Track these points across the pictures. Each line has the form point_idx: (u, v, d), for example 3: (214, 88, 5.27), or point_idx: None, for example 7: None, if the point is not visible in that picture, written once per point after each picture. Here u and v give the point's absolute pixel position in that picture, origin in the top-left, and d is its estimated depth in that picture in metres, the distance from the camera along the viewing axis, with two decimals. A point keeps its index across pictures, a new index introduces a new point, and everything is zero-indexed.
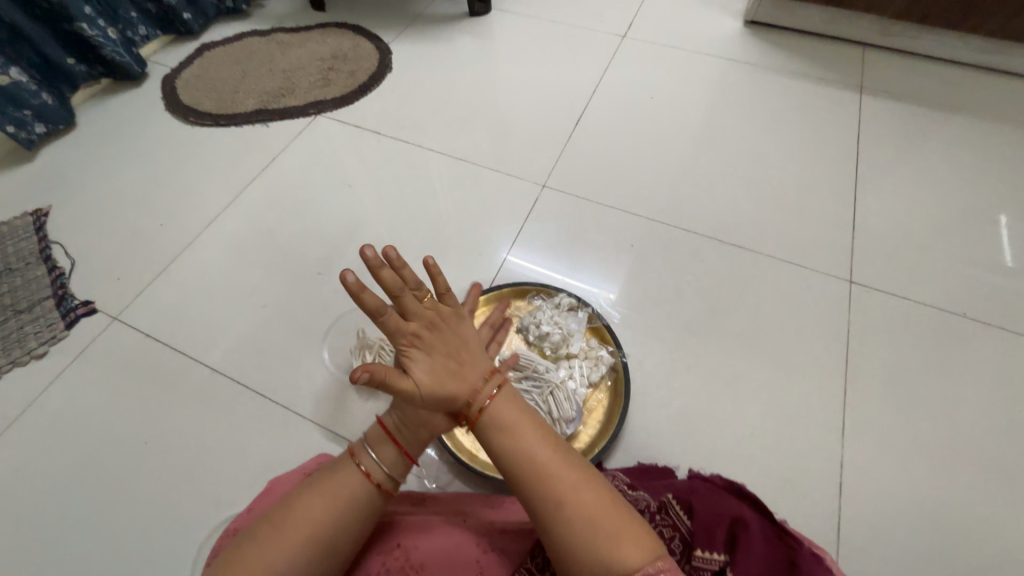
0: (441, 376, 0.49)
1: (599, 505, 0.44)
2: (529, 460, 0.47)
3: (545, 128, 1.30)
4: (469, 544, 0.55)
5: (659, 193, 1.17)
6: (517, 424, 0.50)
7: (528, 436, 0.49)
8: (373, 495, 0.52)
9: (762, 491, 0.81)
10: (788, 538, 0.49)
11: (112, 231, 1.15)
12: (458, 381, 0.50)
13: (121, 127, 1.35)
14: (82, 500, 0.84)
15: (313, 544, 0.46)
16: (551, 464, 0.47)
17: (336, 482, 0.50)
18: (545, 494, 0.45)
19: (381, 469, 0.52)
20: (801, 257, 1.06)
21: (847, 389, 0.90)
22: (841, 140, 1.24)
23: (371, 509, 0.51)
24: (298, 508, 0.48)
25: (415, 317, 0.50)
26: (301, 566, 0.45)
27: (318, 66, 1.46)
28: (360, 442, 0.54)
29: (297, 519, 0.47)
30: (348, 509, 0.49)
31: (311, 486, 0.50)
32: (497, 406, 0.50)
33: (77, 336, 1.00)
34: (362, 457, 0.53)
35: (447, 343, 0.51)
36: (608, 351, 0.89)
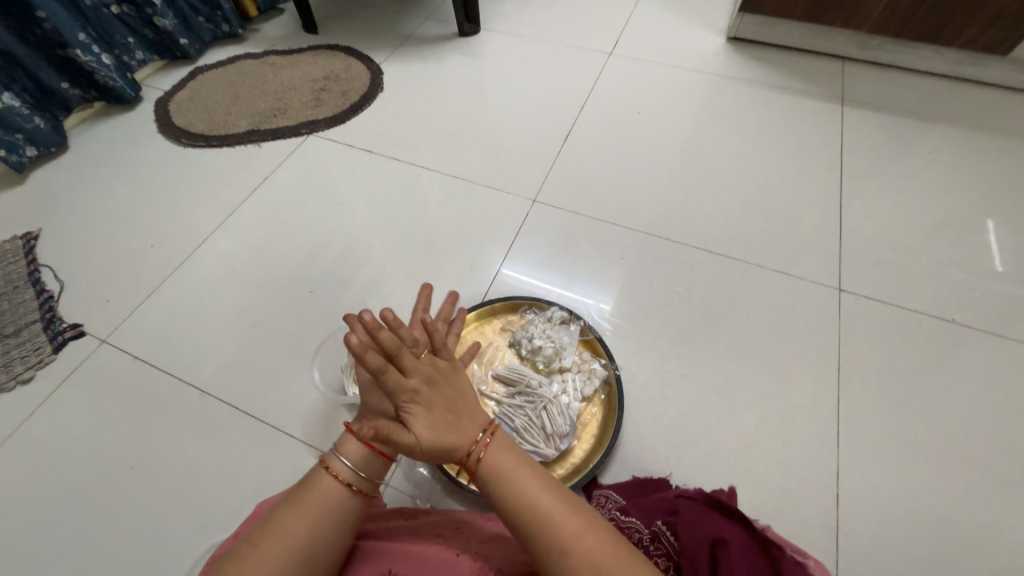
0: (442, 432, 0.48)
1: (605, 553, 0.43)
2: (528, 508, 0.46)
3: (535, 144, 1.31)
4: (461, 567, 0.54)
5: (648, 205, 1.18)
6: (515, 469, 0.48)
7: (526, 482, 0.47)
8: (351, 502, 0.51)
9: (759, 503, 0.80)
10: (770, 549, 0.47)
11: (102, 253, 1.15)
12: (459, 435, 0.48)
13: (113, 149, 1.35)
14: (65, 528, 0.82)
15: (293, 559, 0.45)
16: (550, 511, 0.45)
17: (313, 494, 0.50)
18: (549, 545, 0.44)
19: (360, 477, 0.52)
20: (790, 266, 1.07)
21: (840, 397, 0.90)
22: (825, 150, 1.26)
23: (349, 513, 0.51)
24: (275, 523, 0.47)
25: (414, 372, 0.48)
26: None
27: (310, 87, 1.48)
28: (332, 449, 0.52)
29: (276, 536, 0.46)
30: (327, 519, 0.49)
31: (290, 502, 0.49)
32: (492, 454, 0.48)
33: (65, 359, 0.99)
34: (337, 466, 0.51)
35: (446, 397, 0.49)
36: (601, 364, 0.89)
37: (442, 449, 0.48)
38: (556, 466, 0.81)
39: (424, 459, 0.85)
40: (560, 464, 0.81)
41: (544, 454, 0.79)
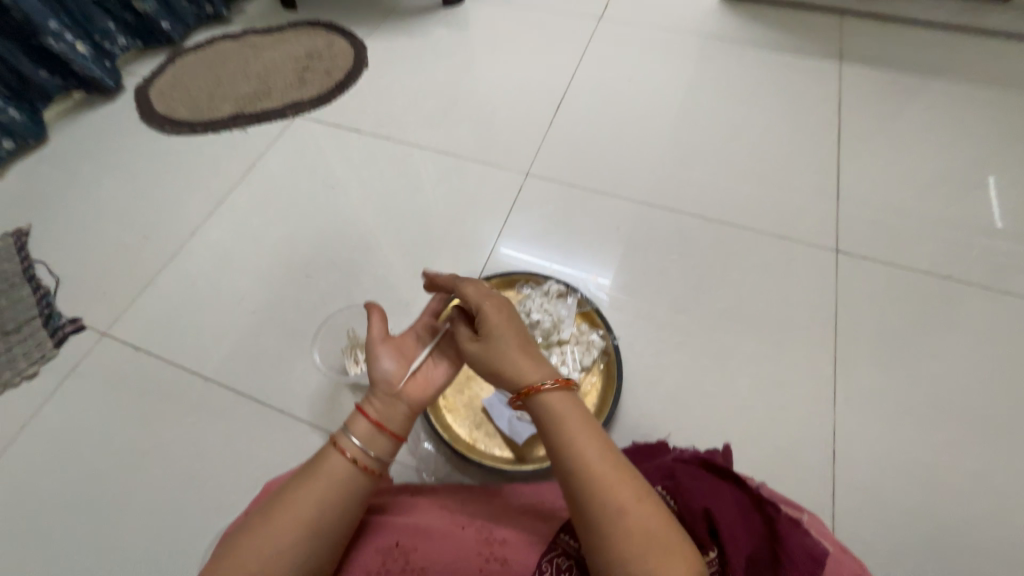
0: (510, 349, 0.55)
1: (654, 532, 0.42)
2: (585, 466, 0.46)
3: (526, 116, 1.29)
4: (471, 543, 0.55)
5: (643, 174, 1.16)
6: (570, 421, 0.49)
7: (580, 434, 0.48)
8: (360, 480, 0.53)
9: (757, 462, 0.82)
10: (766, 508, 0.48)
11: (95, 246, 1.14)
12: (527, 357, 0.54)
13: (96, 140, 1.33)
14: (83, 516, 0.84)
15: (303, 530, 0.48)
16: (609, 475, 0.45)
17: (322, 471, 0.52)
18: (601, 505, 0.44)
19: (368, 451, 0.54)
20: (787, 230, 1.06)
21: (837, 357, 0.91)
22: (823, 110, 1.24)
23: (360, 488, 0.53)
24: (287, 501, 0.49)
25: None
26: (294, 553, 0.47)
27: (293, 67, 1.44)
28: (341, 430, 0.55)
29: (288, 511, 0.48)
30: (338, 494, 0.51)
31: (300, 480, 0.51)
32: (557, 403, 0.50)
33: (68, 352, 0.99)
34: (345, 444, 0.54)
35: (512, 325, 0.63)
36: (599, 335, 0.89)
37: (512, 364, 0.54)
38: None
39: (428, 434, 0.87)
40: None
41: None
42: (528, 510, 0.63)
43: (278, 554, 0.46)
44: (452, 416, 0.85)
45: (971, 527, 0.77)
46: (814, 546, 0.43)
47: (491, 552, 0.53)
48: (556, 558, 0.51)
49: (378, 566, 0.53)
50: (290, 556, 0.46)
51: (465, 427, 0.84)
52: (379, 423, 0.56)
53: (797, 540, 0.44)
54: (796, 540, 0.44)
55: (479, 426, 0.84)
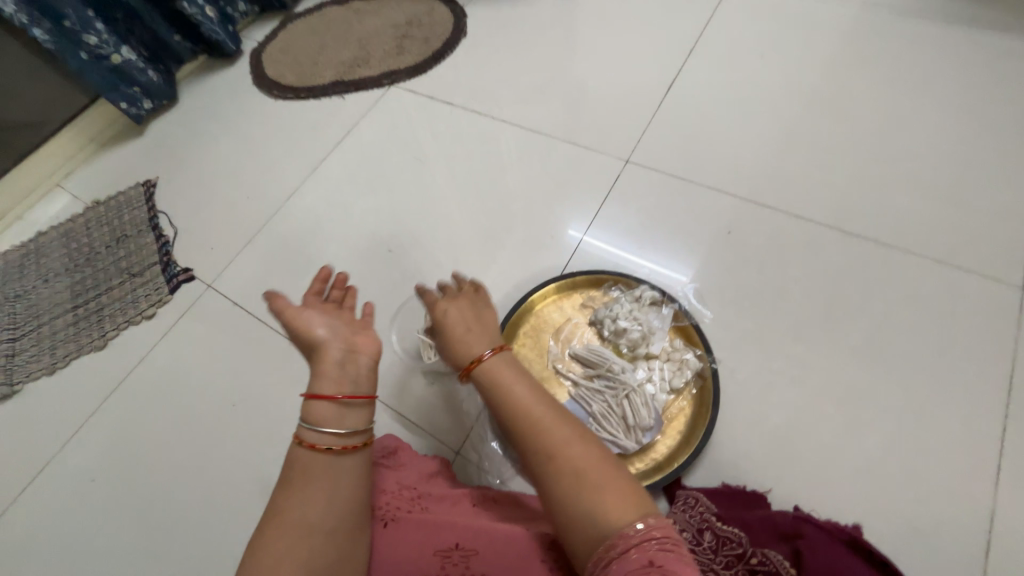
0: (465, 331, 0.58)
1: (593, 466, 0.45)
2: (525, 416, 0.50)
3: (632, 96, 1.16)
4: (532, 549, 0.54)
5: (766, 171, 0.99)
6: (505, 377, 0.53)
7: (516, 388, 0.52)
8: (349, 467, 0.51)
9: (877, 533, 0.69)
10: None
11: (207, 203, 1.22)
12: (479, 339, 0.57)
13: (215, 101, 1.42)
14: (181, 451, 0.92)
15: (312, 534, 0.46)
16: (545, 421, 0.49)
17: (303, 475, 0.50)
18: (541, 449, 0.48)
19: (341, 434, 0.52)
20: (952, 255, 0.85)
21: (1005, 424, 0.72)
22: (1021, 105, 0.97)
23: (353, 475, 0.52)
24: (283, 510, 0.47)
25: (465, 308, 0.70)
26: (311, 558, 0.45)
27: (393, 34, 1.42)
28: (302, 425, 0.52)
29: (287, 519, 0.46)
30: (332, 490, 0.49)
31: (295, 482, 0.49)
32: (491, 359, 0.54)
33: (179, 299, 1.09)
34: (315, 438, 0.51)
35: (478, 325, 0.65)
36: (695, 355, 0.79)
37: (463, 346, 0.57)
38: (635, 460, 0.75)
39: (495, 433, 0.83)
40: (639, 457, 0.75)
41: (622, 445, 0.73)
42: None
43: (313, 557, 0.45)
44: None
45: None
46: None
47: (554, 562, 0.53)
48: None
49: (438, 568, 0.52)
50: (305, 561, 0.45)
51: None
52: (342, 397, 0.53)
53: None
54: None
55: None
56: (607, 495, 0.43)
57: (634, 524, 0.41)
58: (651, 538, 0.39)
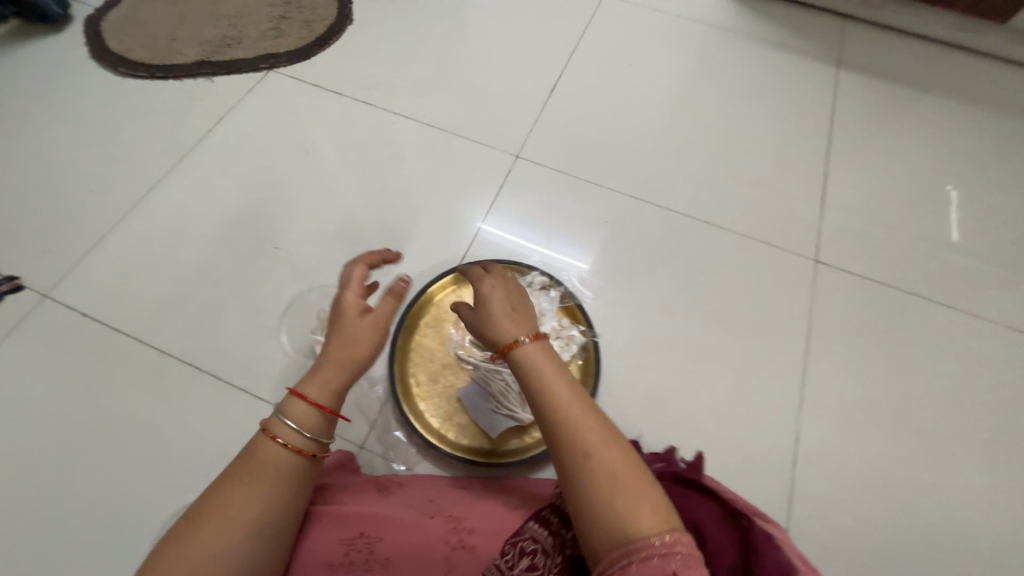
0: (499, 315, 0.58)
1: (623, 475, 0.44)
2: (561, 411, 0.48)
3: (520, 94, 1.22)
4: (436, 533, 0.58)
5: (636, 168, 1.13)
6: (543, 367, 0.51)
7: (552, 379, 0.50)
8: (295, 463, 0.51)
9: (723, 464, 0.85)
10: (742, 522, 0.49)
11: (35, 198, 1.03)
12: (514, 322, 0.57)
13: (38, 76, 1.18)
14: (21, 492, 0.78)
15: (245, 529, 0.46)
16: (579, 418, 0.47)
17: (251, 464, 0.50)
18: (572, 446, 0.46)
19: (305, 436, 0.52)
20: (772, 236, 1.06)
21: (806, 366, 0.93)
22: (816, 116, 1.23)
23: (299, 471, 0.52)
24: (216, 503, 0.47)
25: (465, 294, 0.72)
26: (242, 554, 0.45)
27: (268, 13, 1.31)
28: (272, 415, 0.53)
29: (226, 513, 0.46)
30: (275, 486, 0.49)
31: (238, 477, 0.49)
32: (529, 346, 0.53)
33: (4, 315, 0.90)
34: (279, 430, 0.52)
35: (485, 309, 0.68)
36: (580, 331, 0.88)
37: (497, 325, 0.57)
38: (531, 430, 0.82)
39: (399, 422, 0.85)
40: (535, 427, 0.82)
41: (520, 418, 0.80)
42: (486, 495, 0.67)
43: (231, 557, 0.45)
44: (426, 404, 0.83)
45: (913, 532, 0.82)
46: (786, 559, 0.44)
47: (456, 542, 0.57)
48: (523, 541, 0.56)
49: (341, 557, 0.55)
50: (236, 557, 0.45)
51: (437, 416, 0.83)
52: (316, 403, 0.54)
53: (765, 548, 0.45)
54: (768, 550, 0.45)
55: (452, 416, 0.83)
56: (636, 505, 0.42)
57: (665, 541, 0.40)
58: (681, 559, 0.38)
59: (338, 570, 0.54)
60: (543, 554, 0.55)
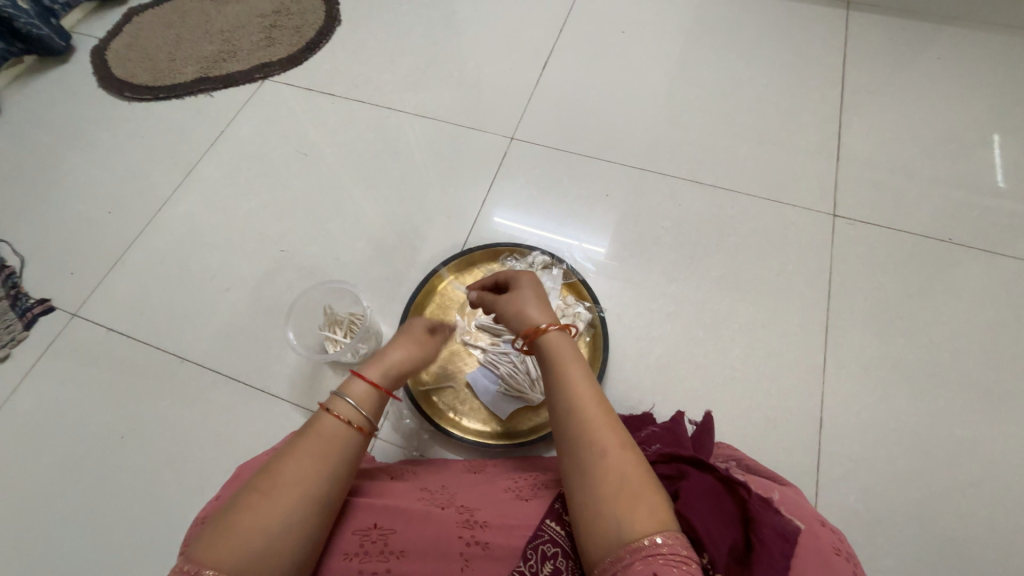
0: (529, 305, 0.61)
1: (634, 474, 0.44)
2: (583, 413, 0.49)
3: (512, 75, 1.20)
4: (450, 525, 0.53)
5: (636, 137, 1.10)
6: (573, 365, 0.53)
7: (581, 378, 0.51)
8: (357, 439, 0.52)
9: (745, 432, 0.81)
10: (736, 489, 0.46)
11: (58, 224, 1.08)
12: (539, 311, 0.60)
13: (52, 108, 1.24)
14: (62, 498, 0.82)
15: (313, 501, 0.46)
16: (601, 416, 0.48)
17: (316, 438, 0.50)
18: (591, 446, 0.47)
19: (362, 412, 0.53)
20: (783, 194, 1.01)
21: (827, 325, 0.89)
22: (826, 63, 1.16)
23: (358, 449, 0.52)
24: (274, 472, 0.47)
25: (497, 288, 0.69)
26: (302, 527, 0.45)
27: (259, 24, 1.33)
28: (334, 395, 0.53)
29: (288, 481, 0.46)
30: (334, 464, 0.49)
31: (292, 449, 0.49)
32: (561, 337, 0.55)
33: (39, 334, 0.96)
34: (339, 408, 0.52)
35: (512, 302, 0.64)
36: (585, 307, 0.87)
37: (527, 314, 0.60)
38: (542, 409, 0.82)
39: (411, 410, 0.86)
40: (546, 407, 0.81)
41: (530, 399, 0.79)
42: (510, 485, 0.63)
43: (282, 527, 0.44)
44: (436, 391, 0.84)
45: (955, 492, 0.77)
46: (783, 527, 0.42)
47: (472, 536, 0.52)
48: (542, 546, 0.50)
49: (355, 547, 0.51)
50: (298, 529, 0.44)
51: (447, 402, 0.83)
52: (374, 381, 0.57)
53: (763, 515, 0.43)
54: (763, 518, 0.43)
55: (463, 402, 0.83)
56: (641, 503, 0.42)
57: (657, 538, 0.39)
58: (669, 557, 0.38)
59: (351, 561, 0.50)
60: (564, 556, 0.50)
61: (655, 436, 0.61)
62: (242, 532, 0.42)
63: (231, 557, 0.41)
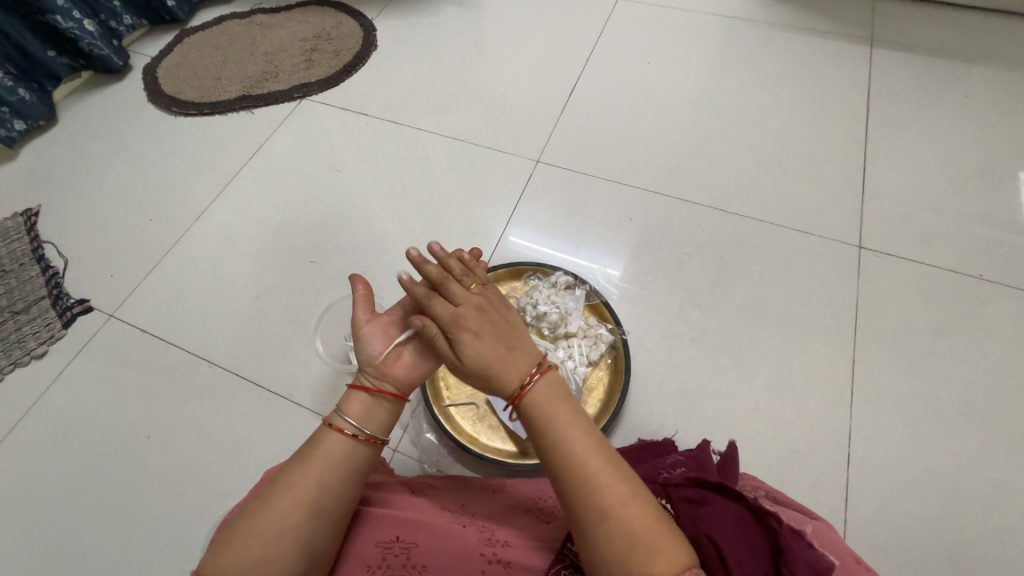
0: (486, 365, 0.49)
1: (646, 523, 0.41)
2: (580, 471, 0.44)
3: (539, 101, 1.24)
4: (473, 543, 0.53)
5: (660, 164, 1.12)
6: (560, 418, 0.47)
7: (570, 433, 0.46)
8: (359, 451, 0.52)
9: (768, 464, 0.80)
10: (766, 519, 0.44)
11: (102, 229, 1.13)
12: (502, 371, 0.48)
13: (104, 120, 1.32)
14: (86, 495, 0.84)
15: (308, 511, 0.47)
16: (599, 472, 0.44)
17: (317, 449, 0.51)
18: (592, 505, 0.43)
19: (364, 425, 0.53)
20: (807, 224, 1.01)
21: (854, 357, 0.88)
22: (850, 98, 1.17)
23: (358, 460, 0.52)
24: (278, 481, 0.49)
25: (465, 301, 0.53)
26: (298, 536, 0.46)
27: (301, 47, 1.40)
28: (337, 411, 0.54)
29: (288, 490, 0.47)
30: (335, 473, 0.50)
31: (297, 459, 0.50)
32: (540, 387, 0.47)
33: (76, 334, 0.99)
34: (341, 422, 0.52)
35: (496, 326, 0.51)
36: (608, 329, 0.87)
37: (487, 374, 0.49)
38: None
39: (431, 424, 0.86)
40: None
41: None
42: (529, 505, 0.62)
43: (279, 536, 0.45)
44: (455, 407, 0.84)
45: (992, 538, 0.74)
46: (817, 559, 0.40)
47: (493, 554, 0.51)
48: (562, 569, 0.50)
49: (377, 559, 0.51)
50: (295, 538, 0.46)
51: (467, 418, 0.83)
52: (379, 389, 0.55)
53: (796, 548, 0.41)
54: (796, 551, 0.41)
55: (483, 419, 0.83)
56: (657, 561, 0.39)
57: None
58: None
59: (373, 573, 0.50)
60: None
61: (679, 461, 0.60)
62: (245, 539, 0.45)
63: (236, 560, 0.44)
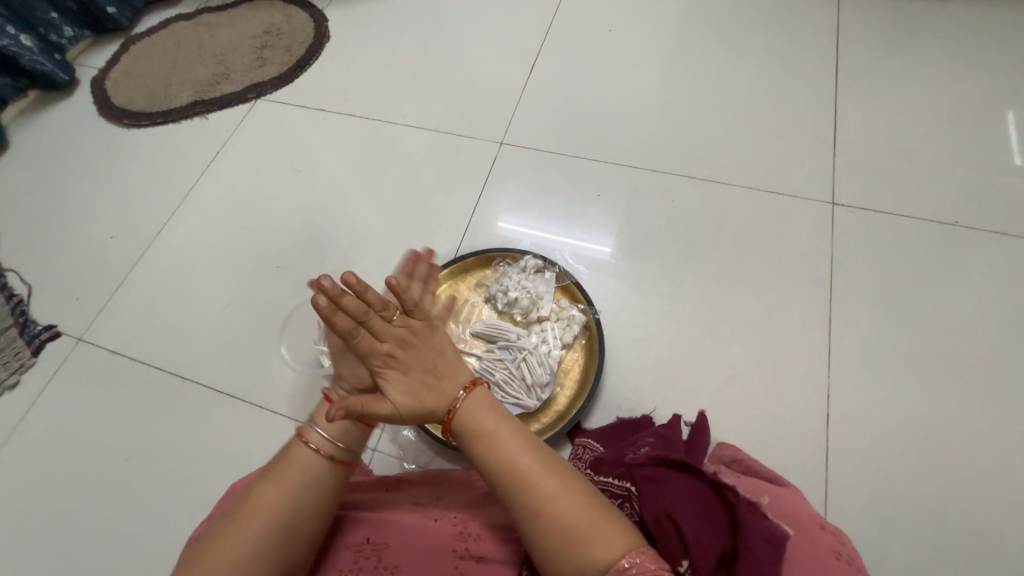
0: (416, 404, 0.48)
1: (581, 513, 0.43)
2: (514, 474, 0.46)
3: (500, 81, 1.20)
4: (445, 538, 0.53)
5: (627, 135, 1.08)
6: (492, 427, 0.48)
7: (501, 439, 0.47)
8: (331, 471, 0.51)
9: (748, 431, 0.79)
10: (726, 495, 0.44)
11: (64, 252, 1.11)
12: (432, 406, 0.49)
13: (56, 140, 1.28)
14: (71, 520, 0.83)
15: (275, 531, 0.46)
16: (532, 472, 0.46)
17: (286, 466, 0.50)
18: (526, 505, 0.45)
19: (332, 439, 0.51)
20: (779, 184, 0.99)
21: (832, 316, 0.86)
22: (818, 49, 1.13)
23: (330, 479, 0.51)
24: (247, 499, 0.48)
25: (387, 336, 0.49)
26: (266, 554, 0.46)
27: (251, 45, 1.35)
28: (309, 421, 0.52)
29: (256, 509, 0.47)
30: (293, 488, 0.49)
31: (267, 475, 0.50)
32: (468, 403, 0.49)
33: (46, 360, 0.98)
34: (313, 437, 0.51)
35: (423, 360, 0.49)
36: (580, 310, 0.86)
37: (419, 412, 0.49)
38: (538, 416, 0.80)
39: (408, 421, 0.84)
40: (543, 413, 0.80)
41: (525, 406, 0.78)
42: None
43: (248, 557, 0.45)
44: None
45: (973, 485, 0.73)
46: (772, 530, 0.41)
47: (465, 549, 0.52)
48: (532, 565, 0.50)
49: (349, 563, 0.50)
50: (264, 558, 0.45)
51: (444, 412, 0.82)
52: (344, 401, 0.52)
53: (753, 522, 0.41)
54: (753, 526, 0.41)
55: None
56: (590, 544, 0.42)
57: (624, 563, 0.40)
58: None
59: None
60: None
61: (648, 440, 0.59)
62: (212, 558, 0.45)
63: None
